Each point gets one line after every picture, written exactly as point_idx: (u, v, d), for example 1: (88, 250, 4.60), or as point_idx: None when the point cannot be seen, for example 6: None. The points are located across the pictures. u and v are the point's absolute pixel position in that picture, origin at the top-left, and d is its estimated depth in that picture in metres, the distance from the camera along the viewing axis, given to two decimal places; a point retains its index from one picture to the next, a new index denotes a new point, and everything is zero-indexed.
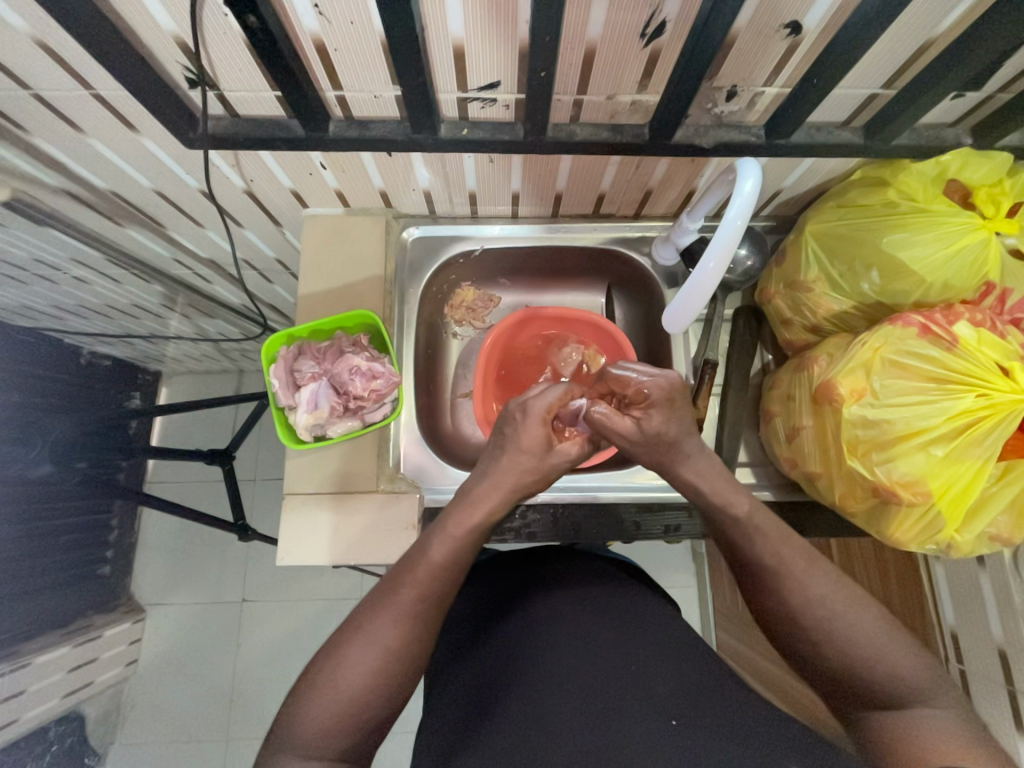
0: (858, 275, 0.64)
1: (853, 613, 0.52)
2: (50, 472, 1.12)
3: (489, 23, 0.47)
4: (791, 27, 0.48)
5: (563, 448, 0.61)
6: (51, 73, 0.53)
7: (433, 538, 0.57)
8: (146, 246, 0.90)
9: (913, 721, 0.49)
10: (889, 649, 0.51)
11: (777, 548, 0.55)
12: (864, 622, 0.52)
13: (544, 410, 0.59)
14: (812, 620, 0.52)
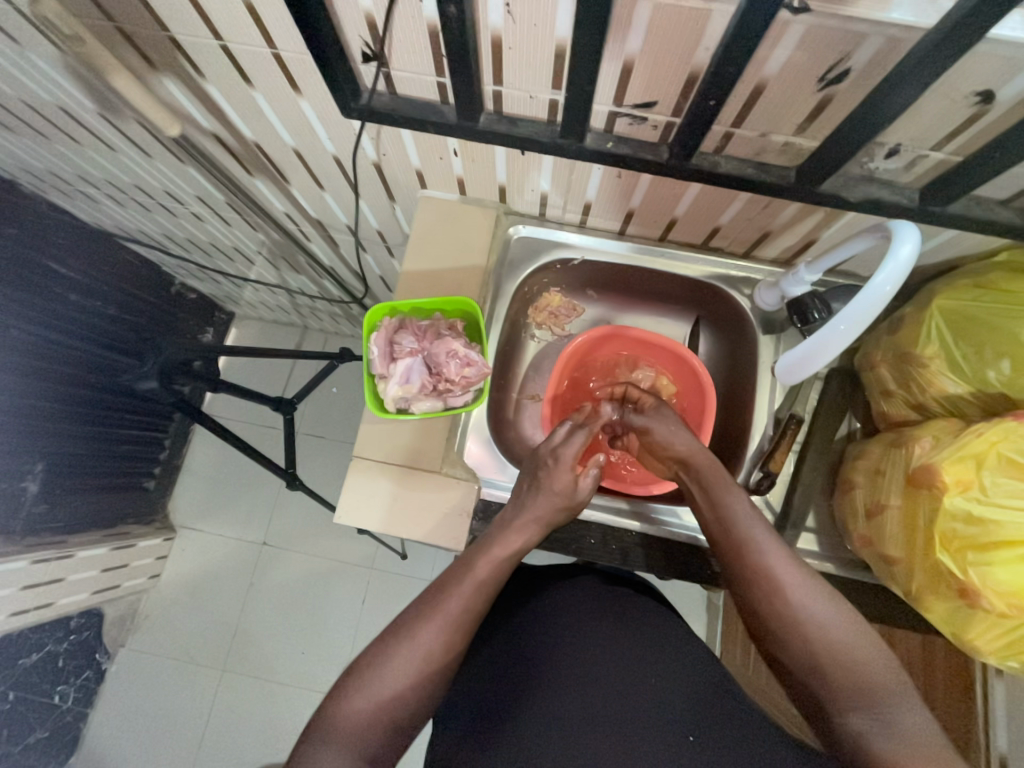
0: (984, 361, 0.60)
1: (822, 604, 0.53)
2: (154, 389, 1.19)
3: (671, 45, 0.47)
4: (983, 96, 0.46)
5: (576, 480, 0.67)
6: (243, 29, 0.56)
7: (472, 558, 0.61)
8: (266, 196, 0.96)
9: (894, 728, 0.46)
10: (862, 645, 0.51)
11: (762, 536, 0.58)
12: (837, 617, 0.53)
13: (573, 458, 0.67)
14: (785, 607, 0.54)
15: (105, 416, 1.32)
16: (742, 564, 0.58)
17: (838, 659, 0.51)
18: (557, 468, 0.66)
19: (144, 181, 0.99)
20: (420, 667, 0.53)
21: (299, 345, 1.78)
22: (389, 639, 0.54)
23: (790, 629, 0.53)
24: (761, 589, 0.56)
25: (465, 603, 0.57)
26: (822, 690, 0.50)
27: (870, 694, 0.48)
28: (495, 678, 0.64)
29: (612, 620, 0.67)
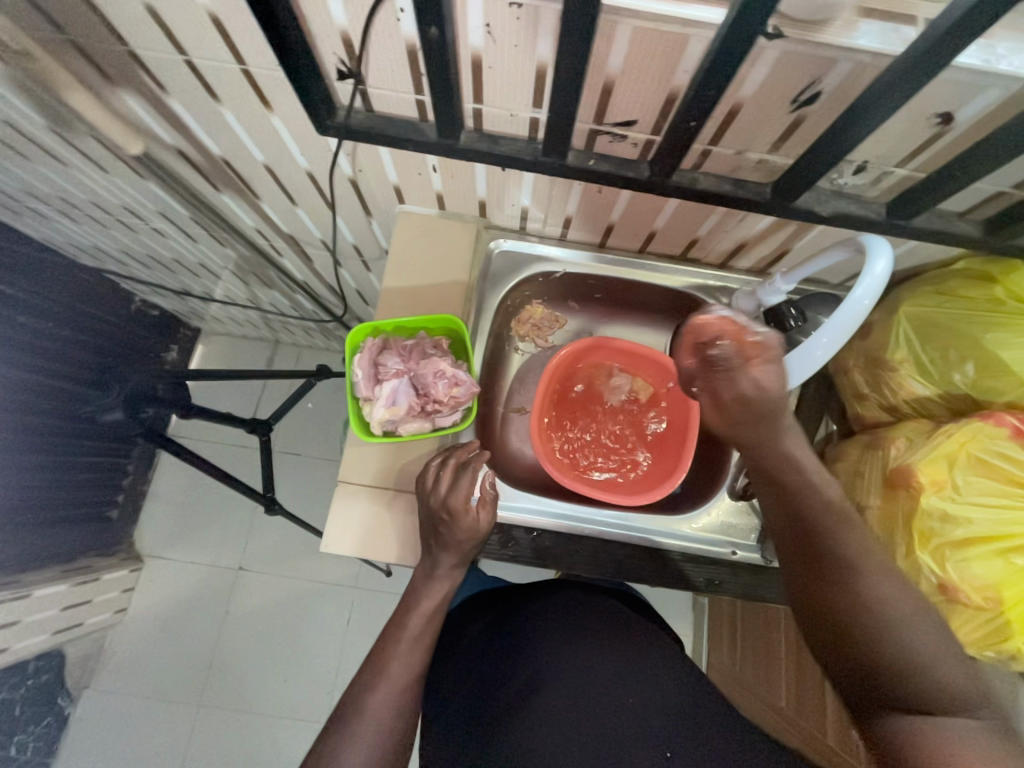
0: (950, 365, 0.63)
1: (917, 625, 0.49)
2: (119, 418, 1.14)
3: (651, 67, 0.48)
4: (943, 117, 0.48)
5: (476, 523, 0.64)
6: (209, 44, 0.54)
7: (405, 612, 0.64)
8: (234, 211, 0.92)
9: (957, 738, 0.47)
10: (948, 662, 0.49)
11: (860, 544, 0.52)
12: (930, 635, 0.49)
13: (461, 507, 0.64)
14: (874, 626, 0.50)
15: (62, 444, 1.24)
16: (827, 576, 0.52)
17: (922, 677, 0.49)
18: (455, 537, 0.64)
19: (101, 197, 0.94)
20: (374, 735, 0.56)
21: (270, 361, 1.72)
22: (345, 713, 0.58)
23: (874, 646, 0.50)
24: (850, 606, 0.51)
25: (407, 668, 0.61)
26: (889, 700, 0.50)
27: (941, 705, 0.48)
28: (476, 709, 0.67)
29: (574, 637, 0.69)
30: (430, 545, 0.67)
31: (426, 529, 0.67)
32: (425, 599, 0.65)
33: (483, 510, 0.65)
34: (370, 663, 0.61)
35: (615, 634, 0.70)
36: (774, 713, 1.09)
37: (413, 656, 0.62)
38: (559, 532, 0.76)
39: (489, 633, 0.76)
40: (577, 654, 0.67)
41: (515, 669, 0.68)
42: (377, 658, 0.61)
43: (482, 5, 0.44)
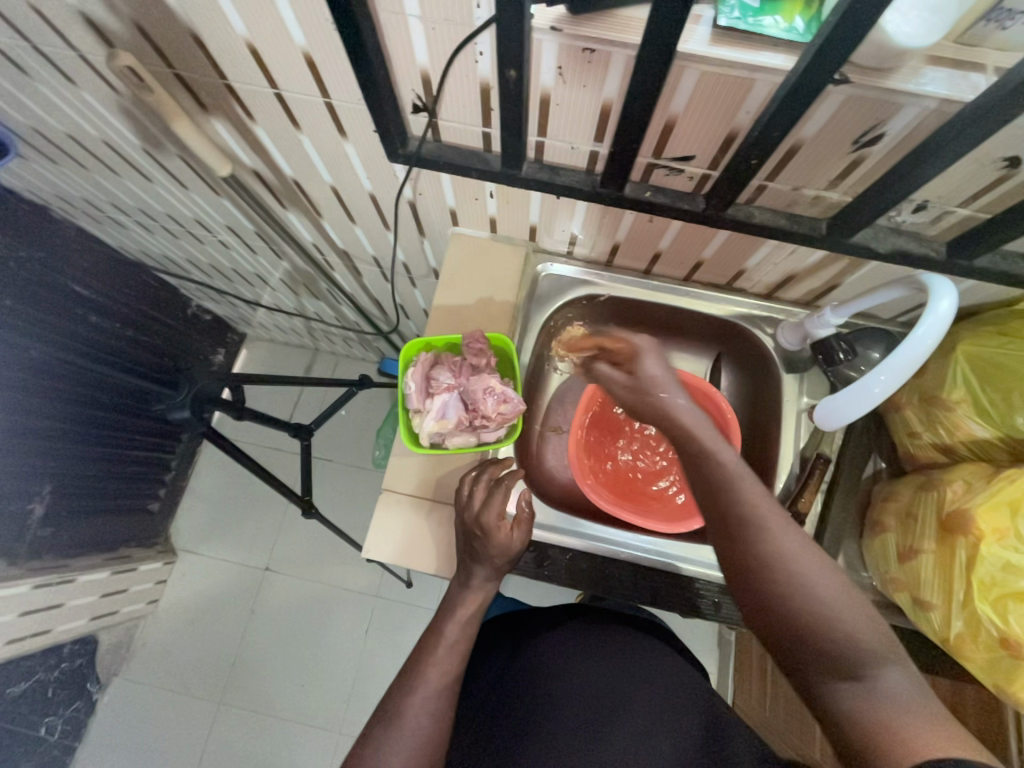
0: (1012, 408, 0.61)
1: (819, 568, 0.47)
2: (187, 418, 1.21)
3: (715, 107, 0.50)
4: (1011, 161, 0.48)
5: (508, 541, 0.66)
6: (298, 79, 0.59)
7: (443, 620, 0.65)
8: (296, 227, 0.98)
9: (885, 695, 0.43)
10: (857, 612, 0.46)
11: (752, 493, 0.50)
12: (831, 579, 0.47)
13: (498, 522, 0.65)
14: (779, 574, 0.47)
15: (117, 437, 1.32)
16: (729, 527, 0.50)
17: (838, 628, 0.45)
18: (489, 554, 0.65)
19: (177, 211, 1.02)
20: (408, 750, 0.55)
21: (309, 368, 1.78)
22: (379, 721, 0.58)
23: (781, 597, 0.47)
24: (752, 554, 0.49)
25: (443, 676, 0.61)
26: (811, 659, 0.45)
27: (864, 662, 0.44)
28: (495, 724, 0.69)
29: (601, 669, 0.70)
30: (465, 560, 0.67)
31: (462, 543, 0.68)
32: (462, 610, 0.66)
33: (517, 529, 0.67)
34: (403, 669, 0.62)
35: (641, 667, 0.71)
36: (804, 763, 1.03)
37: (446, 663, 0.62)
38: (594, 554, 0.75)
39: (514, 652, 0.76)
40: (600, 683, 0.69)
41: (539, 694, 0.69)
42: (413, 667, 0.62)
43: (557, 50, 0.47)
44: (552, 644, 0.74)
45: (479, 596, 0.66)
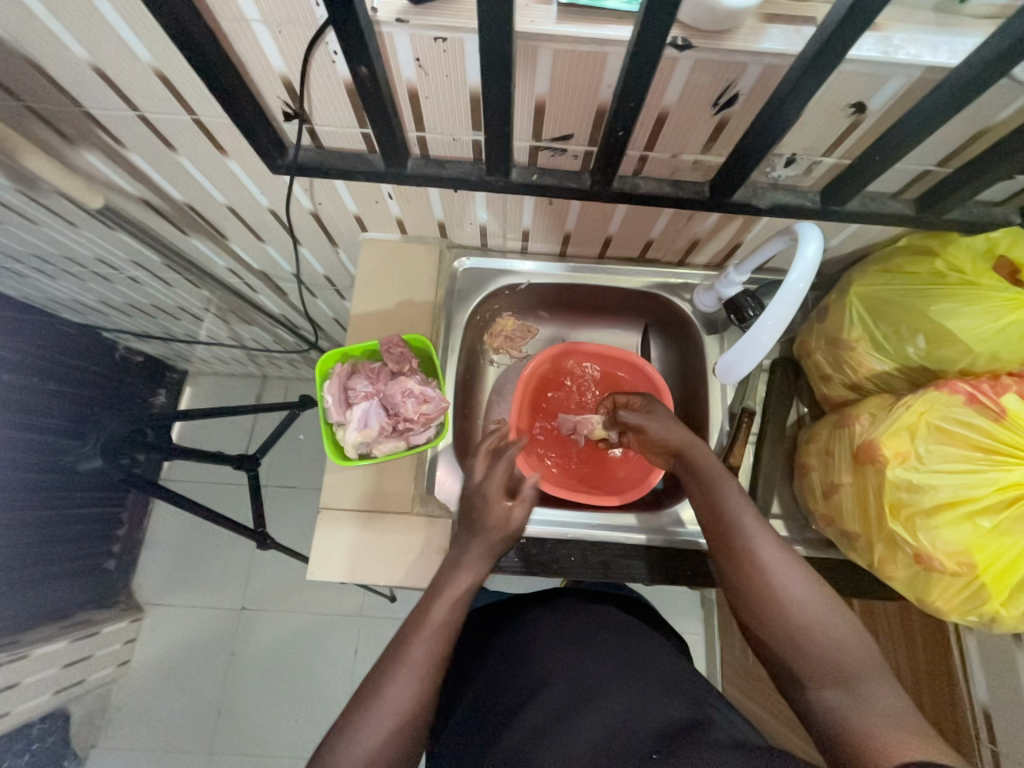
0: (903, 339, 0.65)
1: (827, 601, 0.54)
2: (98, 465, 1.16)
3: (577, 84, 0.50)
4: (856, 107, 0.51)
5: (511, 516, 0.65)
6: (159, 98, 0.56)
7: None
8: (204, 253, 0.94)
9: (874, 707, 0.48)
10: (861, 642, 0.52)
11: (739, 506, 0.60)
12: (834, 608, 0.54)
13: (498, 491, 0.66)
14: (781, 591, 0.55)
15: (50, 497, 1.24)
16: (735, 548, 0.58)
17: (834, 646, 0.52)
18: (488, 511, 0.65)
19: (72, 252, 0.96)
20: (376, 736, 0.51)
21: (258, 396, 1.73)
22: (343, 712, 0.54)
23: (781, 609, 0.54)
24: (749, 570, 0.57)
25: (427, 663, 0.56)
26: (808, 667, 0.52)
27: (854, 679, 0.50)
28: (483, 716, 0.67)
29: (577, 645, 0.71)
30: None
31: None
32: None
33: (521, 504, 0.66)
34: None
35: (620, 644, 0.72)
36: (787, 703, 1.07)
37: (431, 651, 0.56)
38: (543, 539, 0.76)
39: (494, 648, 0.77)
40: (585, 661, 0.68)
41: (517, 674, 0.69)
42: None
43: (409, 42, 0.47)
44: (538, 629, 0.76)
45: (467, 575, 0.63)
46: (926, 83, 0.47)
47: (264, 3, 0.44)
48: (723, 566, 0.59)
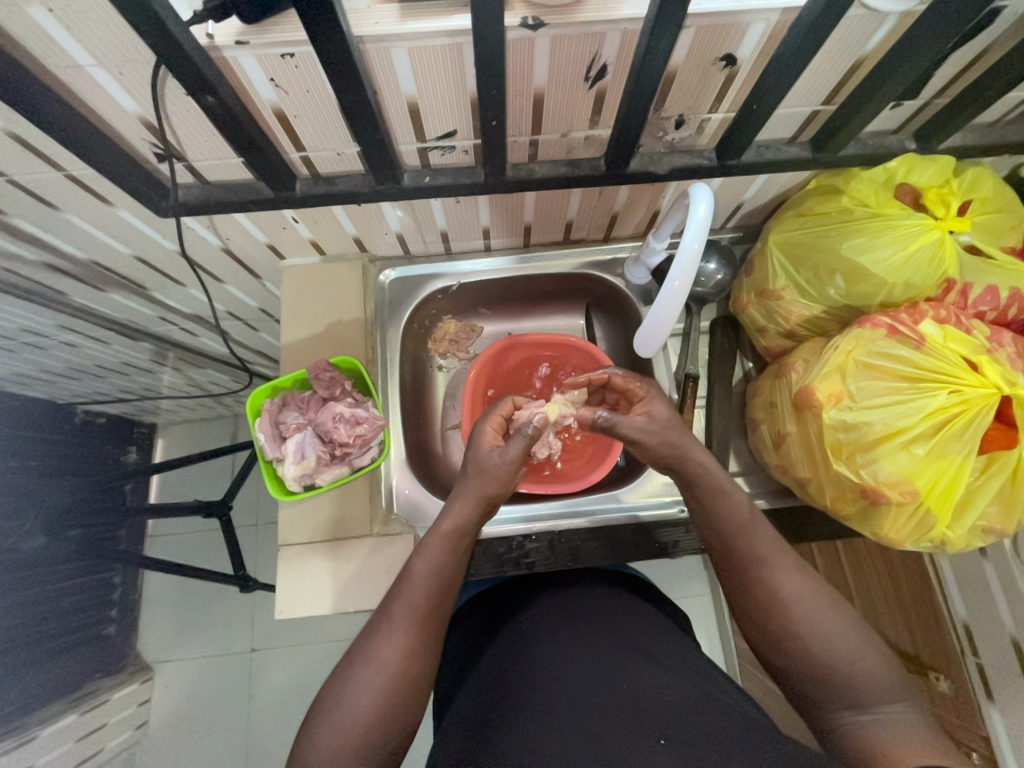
0: (823, 281, 0.65)
1: (829, 611, 0.56)
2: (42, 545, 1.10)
3: (442, 80, 0.49)
4: (726, 59, 0.50)
5: (490, 448, 0.67)
6: (22, 160, 0.54)
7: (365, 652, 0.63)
8: (130, 307, 0.92)
9: (891, 722, 0.49)
10: (869, 650, 0.53)
11: (752, 536, 0.61)
12: (840, 620, 0.55)
13: (497, 419, 0.71)
14: (794, 614, 0.56)
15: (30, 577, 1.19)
16: (745, 572, 0.60)
17: (846, 661, 0.53)
18: (495, 469, 0.66)
19: None
20: (352, 734, 0.50)
21: (233, 437, 1.69)
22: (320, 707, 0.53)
23: (794, 633, 0.55)
24: (770, 599, 0.57)
25: (402, 657, 0.55)
26: (825, 690, 0.52)
27: (869, 693, 0.51)
28: (482, 697, 0.64)
29: (578, 630, 0.69)
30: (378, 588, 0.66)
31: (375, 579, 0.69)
32: None
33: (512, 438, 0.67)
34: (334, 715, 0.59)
35: (621, 626, 0.70)
36: None
37: (405, 643, 0.55)
38: (510, 537, 0.76)
39: (490, 637, 0.74)
40: (590, 653, 0.65)
41: (517, 663, 0.66)
42: None
43: (257, 63, 0.45)
44: (545, 618, 0.73)
45: (439, 554, 0.61)
46: (785, 25, 0.47)
47: (92, 46, 0.43)
48: (736, 593, 0.61)
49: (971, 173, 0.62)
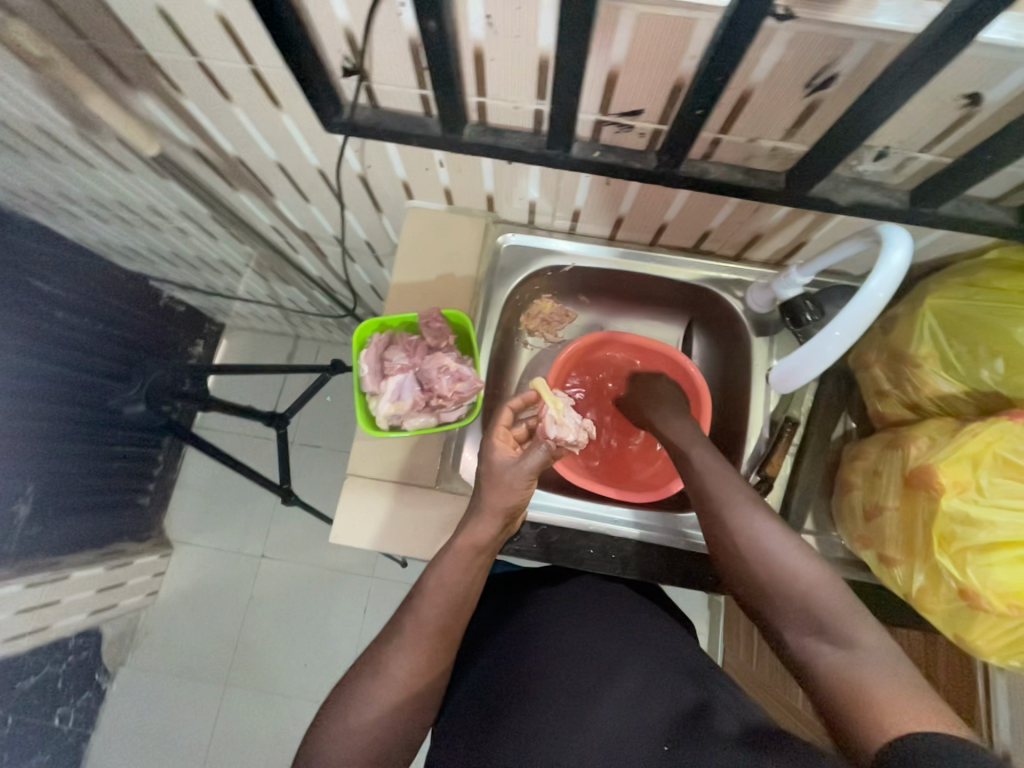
0: (978, 361, 0.59)
1: (792, 550, 0.53)
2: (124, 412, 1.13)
3: (655, 55, 0.46)
4: (971, 98, 0.45)
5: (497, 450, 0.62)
6: (219, 44, 0.55)
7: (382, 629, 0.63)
8: (250, 210, 0.94)
9: (858, 660, 0.46)
10: (831, 583, 0.50)
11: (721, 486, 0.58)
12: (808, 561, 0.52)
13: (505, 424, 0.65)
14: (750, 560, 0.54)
15: (96, 435, 1.27)
16: (708, 517, 0.58)
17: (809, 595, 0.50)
18: (507, 481, 0.61)
19: (125, 198, 0.92)
20: (365, 743, 0.53)
21: (291, 357, 1.70)
22: (338, 703, 0.55)
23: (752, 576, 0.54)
24: (729, 545, 0.56)
25: (409, 674, 0.56)
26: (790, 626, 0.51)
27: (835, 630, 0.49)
28: (493, 680, 0.64)
29: (591, 626, 0.67)
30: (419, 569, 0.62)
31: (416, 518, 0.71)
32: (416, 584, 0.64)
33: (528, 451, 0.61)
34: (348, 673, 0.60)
35: (635, 628, 0.67)
36: (792, 712, 1.02)
37: (413, 660, 0.56)
38: (564, 529, 0.76)
39: (504, 616, 0.73)
40: (602, 652, 0.63)
41: (528, 654, 0.65)
42: (376, 656, 0.57)
43: None
44: (555, 607, 0.71)
45: (451, 569, 0.60)
46: None
47: None
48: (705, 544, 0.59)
49: None
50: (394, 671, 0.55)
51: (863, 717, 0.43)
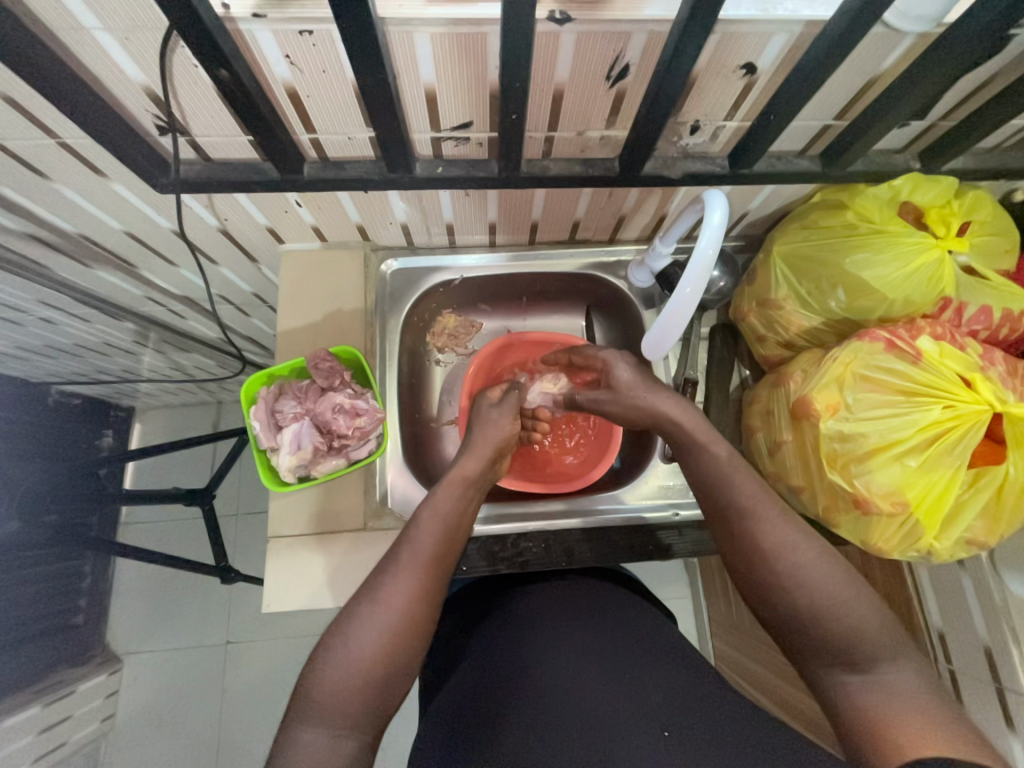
0: (825, 293, 0.66)
1: (822, 564, 0.54)
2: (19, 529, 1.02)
3: (462, 69, 0.48)
4: (746, 67, 0.50)
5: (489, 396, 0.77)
6: (15, 123, 0.52)
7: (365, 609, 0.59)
8: (116, 286, 0.88)
9: (880, 683, 0.49)
10: (859, 603, 0.52)
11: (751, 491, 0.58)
12: (837, 579, 0.53)
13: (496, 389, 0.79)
14: (779, 568, 0.54)
15: None
16: (731, 528, 0.58)
17: (837, 613, 0.51)
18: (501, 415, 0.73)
19: None
20: (364, 673, 0.49)
21: (215, 425, 1.60)
22: (327, 646, 0.51)
23: (779, 586, 0.54)
24: (757, 556, 0.55)
25: (410, 599, 0.53)
26: (816, 648, 0.52)
27: (861, 652, 0.50)
28: (478, 693, 0.61)
29: (579, 628, 0.66)
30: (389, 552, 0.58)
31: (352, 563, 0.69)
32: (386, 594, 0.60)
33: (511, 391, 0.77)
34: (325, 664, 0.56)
35: (625, 626, 0.67)
36: (767, 646, 1.05)
37: (413, 587, 0.54)
38: (504, 537, 0.75)
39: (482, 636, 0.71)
40: (595, 649, 0.63)
41: (515, 657, 0.64)
42: None
43: (273, 38, 0.43)
44: (543, 614, 0.70)
45: (444, 498, 0.61)
46: (806, 38, 0.47)
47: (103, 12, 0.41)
48: (724, 554, 0.59)
49: (971, 196, 0.65)
50: (397, 596, 0.53)
51: (885, 742, 0.45)
